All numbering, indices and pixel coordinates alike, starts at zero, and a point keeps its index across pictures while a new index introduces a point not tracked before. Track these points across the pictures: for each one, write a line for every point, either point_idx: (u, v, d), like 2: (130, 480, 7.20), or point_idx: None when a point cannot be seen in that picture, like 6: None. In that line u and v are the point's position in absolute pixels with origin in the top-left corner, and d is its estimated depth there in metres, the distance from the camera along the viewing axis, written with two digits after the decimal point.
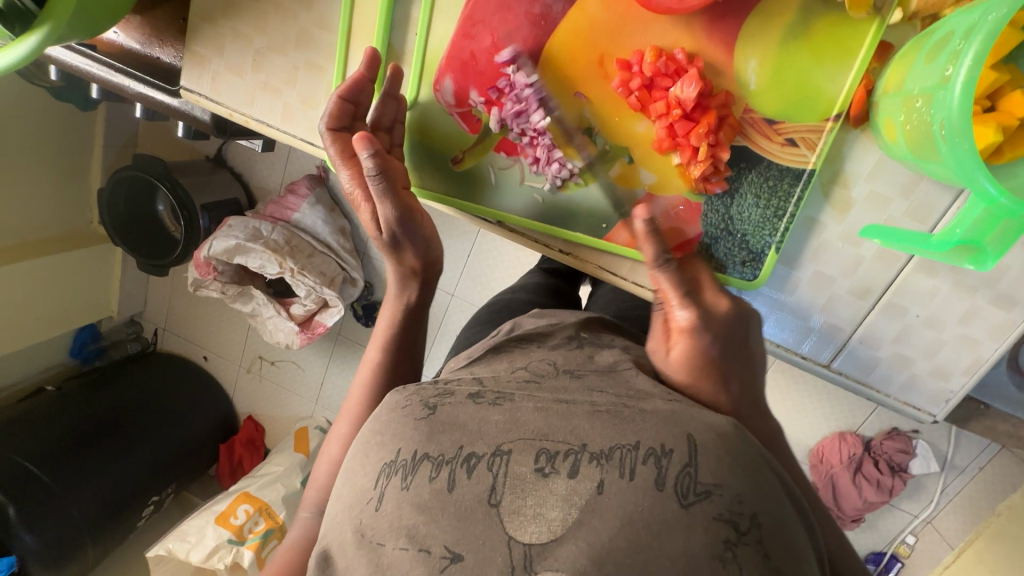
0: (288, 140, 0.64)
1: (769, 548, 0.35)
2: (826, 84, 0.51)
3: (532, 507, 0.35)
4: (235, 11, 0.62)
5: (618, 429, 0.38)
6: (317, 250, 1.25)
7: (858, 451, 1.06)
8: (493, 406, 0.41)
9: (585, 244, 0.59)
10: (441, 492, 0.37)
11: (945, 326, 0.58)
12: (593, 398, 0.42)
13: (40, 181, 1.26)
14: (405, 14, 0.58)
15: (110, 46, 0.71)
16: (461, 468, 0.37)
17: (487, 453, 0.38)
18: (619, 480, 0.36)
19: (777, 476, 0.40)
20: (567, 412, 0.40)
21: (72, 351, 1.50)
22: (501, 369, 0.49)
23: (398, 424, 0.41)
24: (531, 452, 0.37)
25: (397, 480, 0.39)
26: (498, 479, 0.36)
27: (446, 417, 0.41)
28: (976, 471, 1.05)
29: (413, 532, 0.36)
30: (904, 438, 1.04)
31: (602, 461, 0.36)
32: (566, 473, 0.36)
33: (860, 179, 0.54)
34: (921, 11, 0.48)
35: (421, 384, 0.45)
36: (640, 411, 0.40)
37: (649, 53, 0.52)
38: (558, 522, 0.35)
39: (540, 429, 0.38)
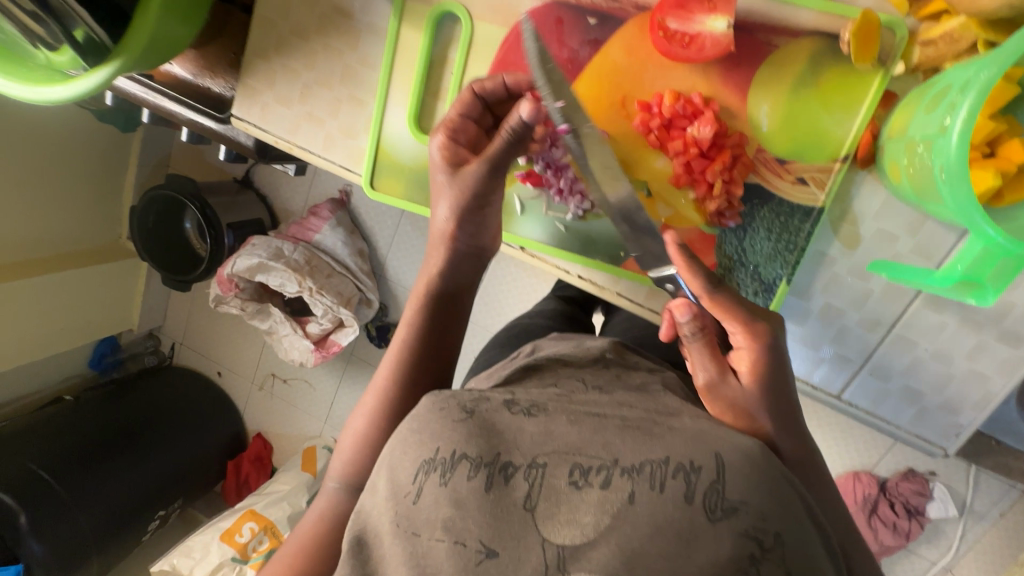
0: (327, 166, 0.69)
1: (791, 565, 0.38)
2: (833, 129, 0.55)
3: (565, 514, 0.38)
4: (285, 48, 0.67)
5: (648, 444, 0.40)
6: (335, 271, 1.30)
7: (873, 492, 1.05)
8: (527, 416, 0.43)
9: (604, 271, 0.63)
10: (479, 491, 0.40)
11: (954, 360, 0.59)
12: (623, 413, 0.44)
13: (76, 196, 1.33)
14: (442, 55, 0.63)
15: (167, 76, 0.77)
16: (498, 474, 0.40)
17: (524, 464, 0.41)
18: (649, 491, 0.38)
19: (801, 498, 0.42)
20: (599, 425, 0.42)
21: (91, 362, 1.54)
22: (531, 386, 0.51)
23: (438, 423, 0.43)
24: (565, 466, 0.40)
25: (436, 477, 0.41)
26: (534, 487, 0.40)
27: (484, 421, 0.43)
28: (996, 517, 1.04)
29: (449, 525, 0.39)
30: (921, 480, 1.03)
31: (632, 474, 0.39)
32: (598, 484, 0.39)
33: (867, 218, 0.57)
34: (923, 65, 0.52)
35: (455, 388, 0.47)
36: (669, 429, 0.42)
37: (669, 96, 0.56)
38: (591, 527, 0.38)
39: (573, 443, 0.41)
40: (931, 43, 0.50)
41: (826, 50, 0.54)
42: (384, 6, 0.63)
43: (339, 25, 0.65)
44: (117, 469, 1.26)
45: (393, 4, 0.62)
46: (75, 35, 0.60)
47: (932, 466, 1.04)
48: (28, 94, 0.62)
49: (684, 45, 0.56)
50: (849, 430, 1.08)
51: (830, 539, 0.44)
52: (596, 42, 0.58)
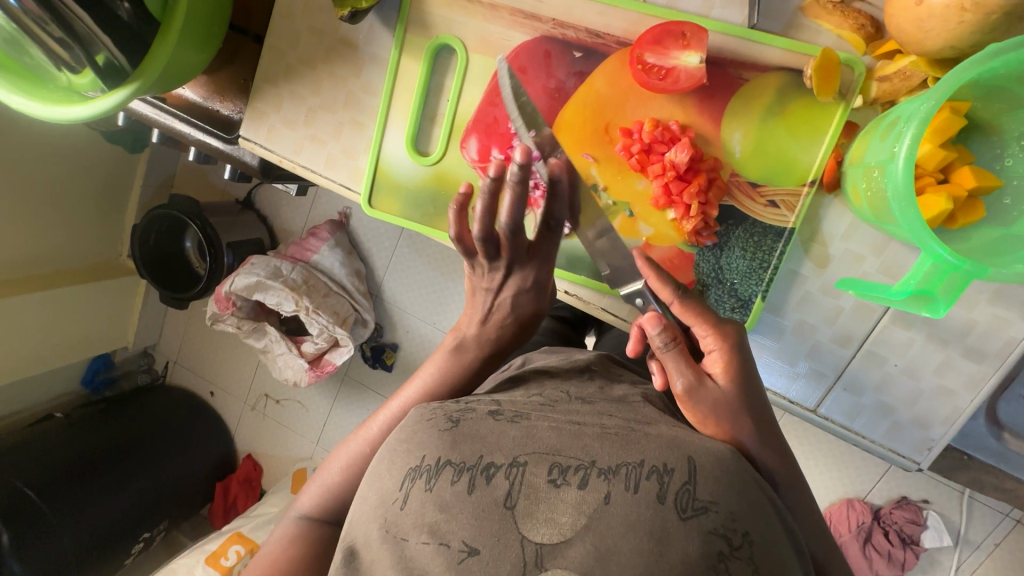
0: (328, 184, 0.73)
1: (760, 565, 0.40)
2: (801, 155, 0.59)
3: (543, 512, 0.40)
4: (292, 75, 0.71)
5: (625, 448, 0.43)
6: (332, 290, 1.32)
7: (868, 520, 1.06)
8: (511, 423, 0.46)
9: (589, 286, 0.67)
10: (462, 494, 0.42)
11: (922, 375, 0.62)
12: (603, 421, 0.47)
13: (80, 214, 1.37)
14: (439, 83, 0.68)
15: (179, 99, 0.82)
16: (481, 475, 0.42)
17: (505, 463, 0.42)
18: (625, 492, 0.40)
19: (771, 501, 0.44)
20: (579, 431, 0.44)
21: (83, 379, 1.55)
22: (517, 395, 0.53)
23: (425, 432, 0.46)
24: (545, 465, 0.42)
25: (422, 483, 0.43)
26: (514, 486, 0.41)
27: (467, 430, 0.46)
28: (992, 547, 1.04)
29: (435, 528, 0.41)
30: (914, 508, 1.05)
31: (609, 475, 0.41)
32: (576, 484, 0.41)
33: (835, 239, 0.60)
34: (881, 98, 0.57)
35: (443, 400, 0.50)
36: (645, 434, 0.45)
37: (648, 123, 0.61)
38: (568, 527, 0.39)
39: (553, 445, 0.43)
40: (887, 79, 0.55)
41: (790, 84, 0.58)
42: (385, 38, 0.68)
43: (343, 55, 0.70)
44: (103, 488, 1.25)
45: (394, 37, 0.67)
46: (97, 59, 0.64)
47: (925, 494, 1.05)
48: (49, 113, 0.66)
49: (660, 78, 0.59)
50: (840, 456, 1.09)
51: (802, 544, 0.45)
52: (581, 74, 0.63)
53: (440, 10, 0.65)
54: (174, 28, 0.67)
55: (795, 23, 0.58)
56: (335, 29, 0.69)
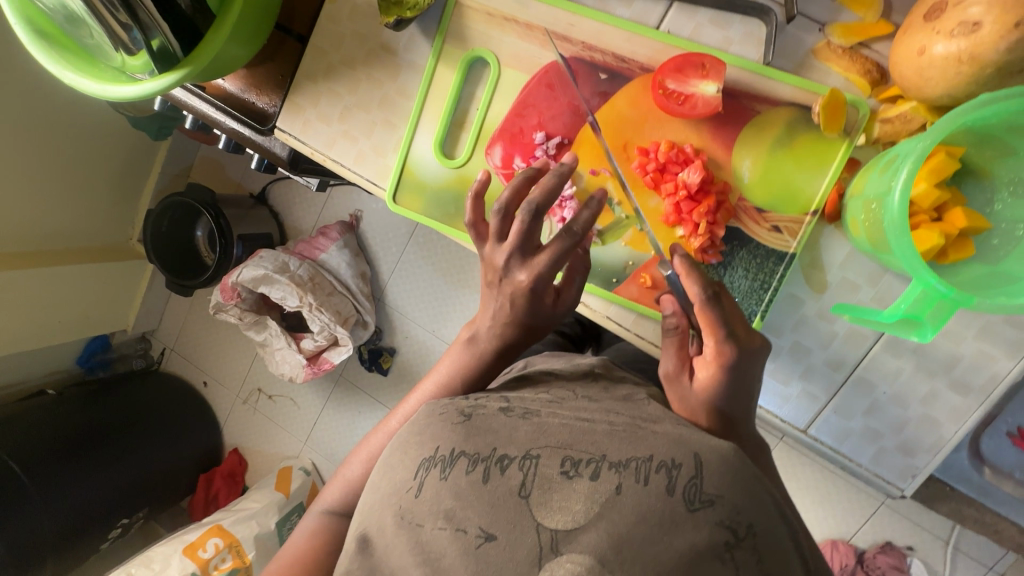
0: (356, 179, 0.77)
1: (763, 554, 0.42)
2: (805, 185, 0.63)
3: (557, 501, 0.42)
4: (332, 74, 0.76)
5: (633, 444, 0.45)
6: (336, 290, 1.35)
7: (850, 561, 1.07)
8: (522, 419, 0.48)
9: (597, 294, 0.69)
10: (477, 484, 0.44)
11: (909, 404, 0.65)
12: (611, 418, 0.48)
13: (95, 193, 1.40)
14: (470, 92, 0.72)
15: (218, 90, 0.86)
16: (495, 466, 0.44)
17: (518, 456, 0.45)
18: (635, 484, 0.42)
19: (773, 499, 0.45)
20: (588, 428, 0.46)
21: (80, 358, 1.55)
22: (525, 393, 0.56)
23: (437, 426, 0.49)
24: (558, 458, 0.44)
25: (436, 472, 0.46)
26: (528, 478, 0.44)
27: (480, 423, 0.48)
28: None
29: (450, 515, 0.43)
30: (898, 553, 1.06)
31: (620, 469, 0.43)
32: (588, 476, 0.43)
33: (833, 267, 0.64)
34: (882, 138, 0.60)
35: (453, 397, 0.53)
36: (653, 431, 0.46)
37: (664, 145, 0.65)
38: (581, 514, 0.41)
39: (564, 440, 0.45)
40: (889, 121, 0.59)
41: (799, 119, 0.62)
42: (423, 47, 0.73)
43: (383, 59, 0.74)
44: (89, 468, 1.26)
45: (432, 46, 0.71)
46: (152, 43, 0.68)
47: (911, 541, 1.07)
48: (99, 90, 0.70)
49: (679, 103, 0.63)
50: (827, 496, 1.10)
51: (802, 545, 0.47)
52: (604, 94, 0.67)
53: (477, 25, 0.70)
54: (228, 21, 0.71)
55: (807, 64, 0.62)
56: (377, 35, 0.74)
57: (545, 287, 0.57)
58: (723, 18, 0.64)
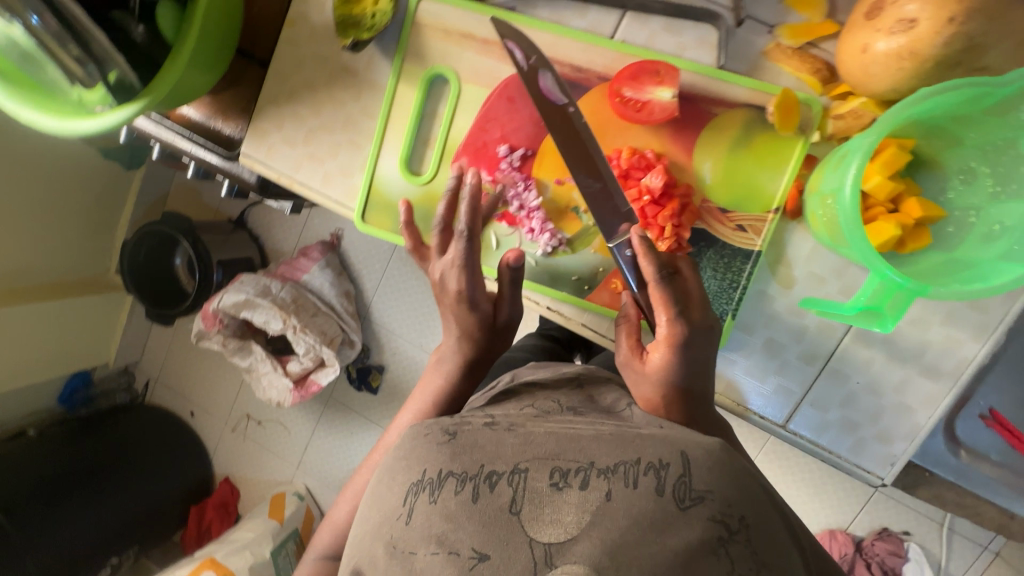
0: (324, 201, 0.77)
1: (757, 546, 0.42)
2: (766, 184, 0.64)
3: (549, 515, 0.41)
4: (295, 97, 0.75)
5: (621, 448, 0.45)
6: (321, 310, 1.34)
7: (850, 551, 1.07)
8: (508, 431, 0.47)
9: (570, 302, 0.70)
10: (466, 503, 0.43)
11: (883, 393, 0.66)
12: (598, 426, 0.48)
13: (68, 227, 1.37)
14: (433, 108, 0.72)
15: (183, 118, 0.85)
16: (484, 483, 0.43)
17: (507, 470, 0.44)
18: (625, 489, 0.42)
19: (767, 493, 0.47)
20: (575, 435, 0.46)
21: (60, 396, 1.51)
22: (510, 408, 0.56)
23: (424, 446, 0.48)
24: (546, 469, 0.44)
25: (426, 496, 0.45)
26: (519, 492, 0.43)
27: (465, 441, 0.47)
28: None
29: (443, 538, 0.42)
30: (895, 539, 1.07)
31: (609, 474, 0.42)
32: (578, 485, 0.42)
33: (799, 261, 0.65)
34: (837, 134, 0.62)
35: (439, 416, 0.52)
36: (640, 434, 0.46)
37: (626, 151, 0.65)
38: (573, 525, 0.40)
39: (552, 449, 0.45)
40: (841, 117, 0.61)
41: (755, 119, 0.63)
42: (384, 67, 0.73)
43: (344, 81, 0.74)
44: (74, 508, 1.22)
45: (393, 66, 0.72)
46: (109, 76, 0.68)
47: (906, 525, 1.08)
48: (53, 125, 0.70)
49: (636, 109, 0.65)
50: (822, 487, 1.11)
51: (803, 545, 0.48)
52: None
53: (435, 43, 0.70)
54: (185, 52, 0.70)
55: (759, 66, 0.64)
56: (336, 58, 0.74)
57: (475, 292, 0.61)
58: (676, 25, 0.65)
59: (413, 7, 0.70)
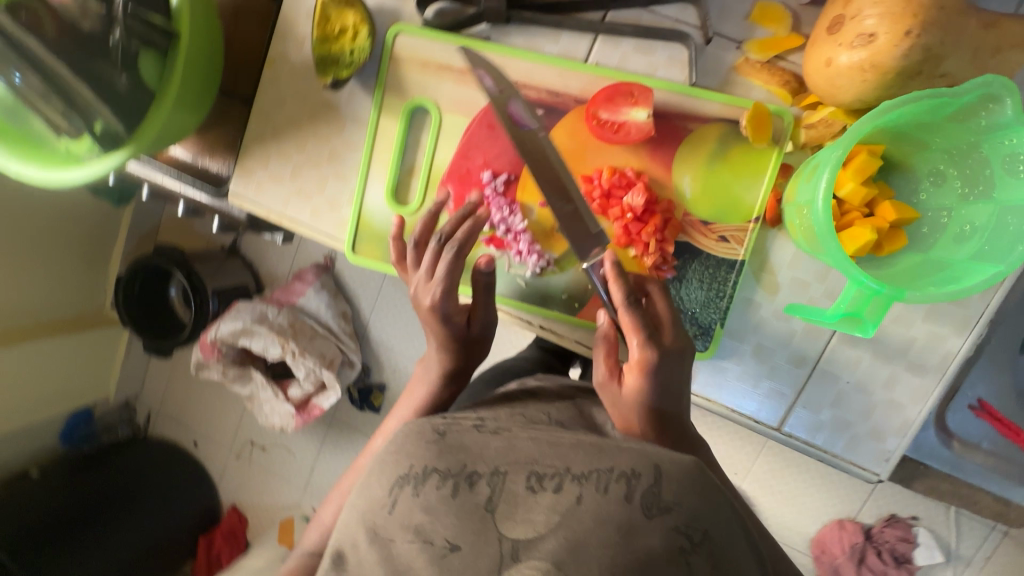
0: (315, 234, 0.78)
1: (718, 557, 0.44)
2: (744, 194, 0.65)
3: (521, 514, 0.45)
4: (279, 134, 0.77)
5: (597, 456, 0.46)
6: (319, 332, 1.35)
7: (859, 539, 1.08)
8: (493, 434, 0.50)
9: (562, 320, 0.71)
10: (446, 498, 0.46)
11: (873, 391, 0.67)
12: (581, 435, 0.50)
13: (62, 265, 1.37)
14: (416, 138, 0.74)
15: (172, 159, 0.87)
16: (464, 481, 0.47)
17: (488, 472, 0.47)
18: (596, 493, 0.44)
19: (741, 526, 0.48)
20: (556, 441, 0.49)
21: (62, 434, 1.49)
22: (502, 412, 0.56)
23: (412, 443, 0.50)
24: (523, 473, 0.46)
25: (409, 489, 0.48)
26: (495, 492, 0.46)
27: (453, 441, 0.50)
28: (982, 561, 1.06)
29: (420, 529, 0.46)
30: (904, 525, 1.07)
31: (582, 479, 0.45)
32: (552, 489, 0.45)
33: (782, 267, 0.67)
34: (809, 143, 0.63)
35: (431, 414, 0.54)
36: (617, 445, 0.48)
37: (607, 171, 0.67)
38: (542, 524, 0.44)
39: (531, 454, 0.47)
40: (813, 126, 0.62)
41: (730, 133, 0.65)
42: (365, 101, 0.74)
43: (327, 116, 0.75)
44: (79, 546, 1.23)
45: (373, 99, 0.73)
46: (95, 127, 0.68)
47: (915, 511, 1.08)
48: (46, 179, 0.71)
49: (613, 131, 0.66)
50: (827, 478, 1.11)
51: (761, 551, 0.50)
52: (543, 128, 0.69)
53: (414, 75, 0.72)
54: (169, 95, 0.72)
55: (730, 80, 0.65)
56: (317, 94, 0.75)
57: (449, 308, 0.63)
58: (647, 45, 0.66)
59: (390, 41, 0.71)
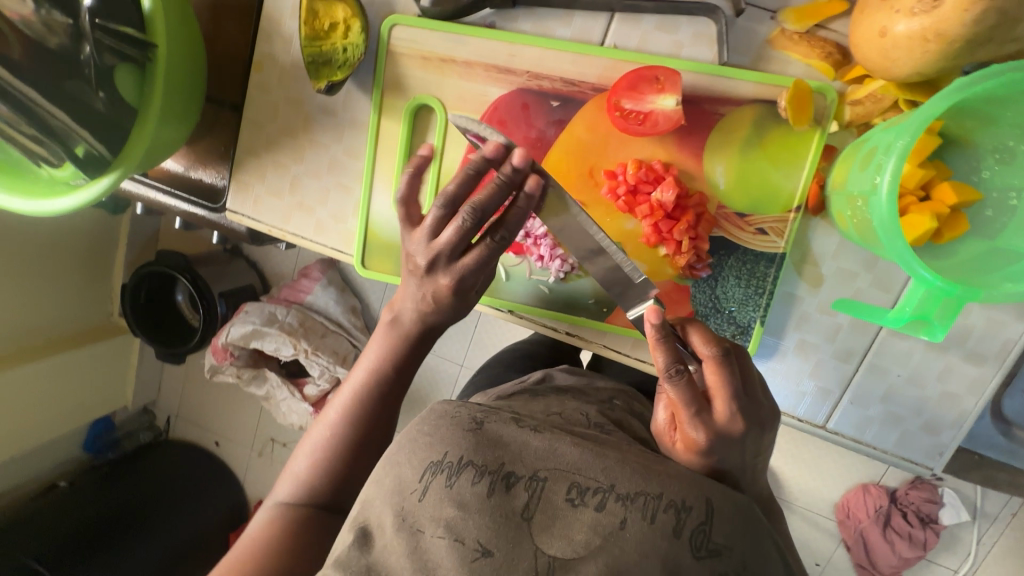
0: (320, 249, 0.73)
1: None
2: (784, 182, 0.60)
3: (559, 528, 0.39)
4: (274, 145, 0.72)
5: (645, 476, 0.40)
6: (329, 329, 1.30)
7: (884, 502, 0.98)
8: (533, 431, 0.43)
9: (590, 326, 0.67)
10: (481, 496, 0.40)
11: (926, 383, 0.63)
12: (625, 449, 0.45)
13: (68, 278, 1.32)
14: (421, 141, 0.68)
15: (163, 173, 0.81)
16: (501, 481, 0.40)
17: (526, 474, 0.41)
18: (641, 521, 0.38)
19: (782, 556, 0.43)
20: (601, 451, 0.42)
21: (85, 445, 1.49)
22: (538, 410, 0.53)
23: (448, 428, 0.44)
24: (563, 483, 0.40)
25: (442, 478, 0.41)
26: (533, 498, 0.40)
27: (492, 434, 0.43)
28: (1009, 517, 0.97)
29: (450, 524, 0.39)
30: (929, 486, 0.97)
31: (627, 502, 0.39)
32: (594, 506, 0.39)
33: (826, 258, 0.61)
34: (855, 121, 0.58)
35: (466, 401, 0.48)
36: (666, 469, 0.42)
37: (631, 165, 0.61)
38: (582, 544, 0.38)
39: (574, 462, 0.41)
40: (859, 103, 0.56)
41: (766, 116, 0.59)
42: (362, 103, 0.69)
43: (323, 122, 0.70)
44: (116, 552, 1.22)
45: (372, 101, 0.68)
46: (77, 151, 0.63)
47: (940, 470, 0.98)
48: (33, 208, 0.67)
49: (639, 122, 0.61)
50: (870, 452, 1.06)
51: (789, 560, 0.45)
52: (560, 122, 0.63)
53: (414, 71, 0.66)
54: (152, 109, 0.67)
55: (764, 56, 0.59)
56: (310, 100, 0.70)
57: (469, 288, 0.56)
58: (670, 22, 0.60)
59: (385, 35, 0.65)
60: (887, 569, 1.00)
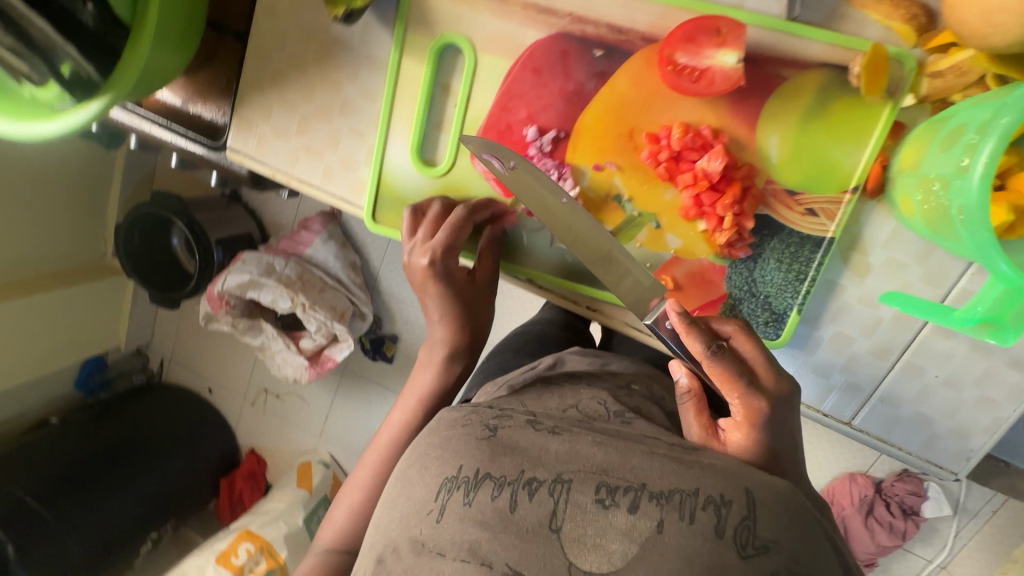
0: (327, 198, 0.67)
1: None
2: (843, 160, 0.54)
3: (592, 537, 0.35)
4: (281, 80, 0.66)
5: (678, 473, 0.37)
6: (328, 284, 1.24)
7: (869, 492, 0.97)
8: (552, 435, 0.40)
9: (611, 303, 0.62)
10: (503, 512, 0.37)
11: (963, 386, 0.59)
12: (653, 445, 0.41)
13: (59, 213, 1.26)
14: (445, 85, 0.62)
15: (158, 104, 0.74)
16: (523, 490, 0.37)
17: (549, 478, 0.37)
18: (679, 522, 0.35)
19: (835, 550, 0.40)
20: (629, 449, 0.39)
21: (77, 382, 1.46)
22: (552, 407, 0.49)
23: (460, 440, 0.41)
24: (591, 483, 0.37)
25: (459, 496, 0.38)
26: (559, 505, 0.36)
27: (506, 440, 0.40)
28: (989, 515, 0.95)
29: (475, 547, 0.36)
30: (915, 479, 0.95)
31: (662, 501, 0.35)
32: (626, 507, 0.36)
33: (877, 246, 0.57)
34: (932, 96, 0.52)
35: (476, 404, 0.45)
36: (699, 462, 0.39)
37: (677, 129, 0.56)
38: (619, 556, 0.34)
39: (599, 463, 0.38)
40: (939, 75, 0.50)
41: (833, 83, 0.53)
42: (382, 38, 0.62)
43: (336, 57, 0.64)
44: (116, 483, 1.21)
45: (393, 37, 0.61)
46: (63, 69, 0.58)
47: None
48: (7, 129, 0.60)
49: (693, 79, 0.54)
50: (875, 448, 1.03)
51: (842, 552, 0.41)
52: (602, 75, 0.57)
53: (443, 6, 0.59)
54: (147, 29, 0.59)
55: (838, 14, 0.53)
56: (325, 30, 0.64)
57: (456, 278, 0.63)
58: None
59: None
60: (863, 556, 0.99)
